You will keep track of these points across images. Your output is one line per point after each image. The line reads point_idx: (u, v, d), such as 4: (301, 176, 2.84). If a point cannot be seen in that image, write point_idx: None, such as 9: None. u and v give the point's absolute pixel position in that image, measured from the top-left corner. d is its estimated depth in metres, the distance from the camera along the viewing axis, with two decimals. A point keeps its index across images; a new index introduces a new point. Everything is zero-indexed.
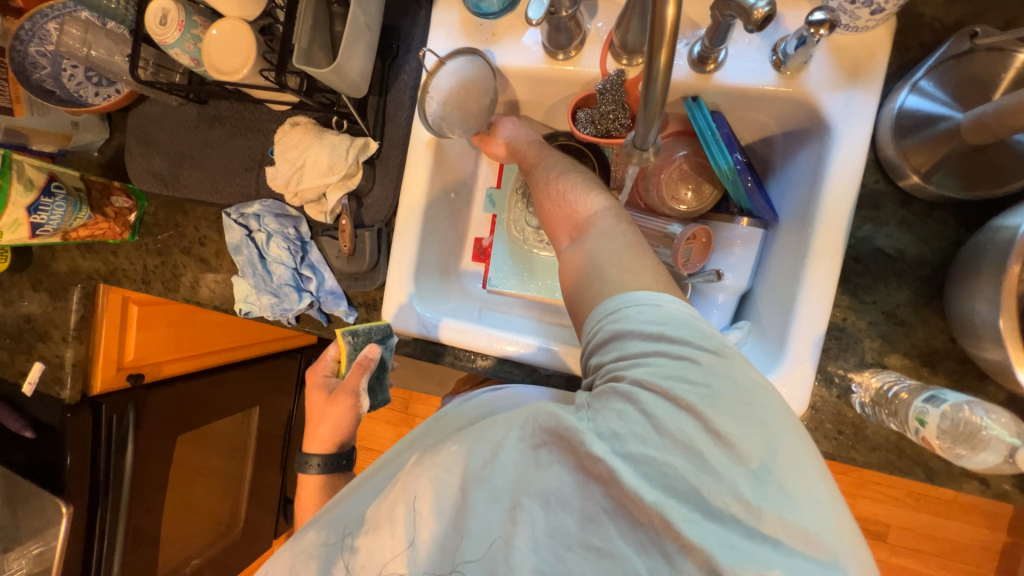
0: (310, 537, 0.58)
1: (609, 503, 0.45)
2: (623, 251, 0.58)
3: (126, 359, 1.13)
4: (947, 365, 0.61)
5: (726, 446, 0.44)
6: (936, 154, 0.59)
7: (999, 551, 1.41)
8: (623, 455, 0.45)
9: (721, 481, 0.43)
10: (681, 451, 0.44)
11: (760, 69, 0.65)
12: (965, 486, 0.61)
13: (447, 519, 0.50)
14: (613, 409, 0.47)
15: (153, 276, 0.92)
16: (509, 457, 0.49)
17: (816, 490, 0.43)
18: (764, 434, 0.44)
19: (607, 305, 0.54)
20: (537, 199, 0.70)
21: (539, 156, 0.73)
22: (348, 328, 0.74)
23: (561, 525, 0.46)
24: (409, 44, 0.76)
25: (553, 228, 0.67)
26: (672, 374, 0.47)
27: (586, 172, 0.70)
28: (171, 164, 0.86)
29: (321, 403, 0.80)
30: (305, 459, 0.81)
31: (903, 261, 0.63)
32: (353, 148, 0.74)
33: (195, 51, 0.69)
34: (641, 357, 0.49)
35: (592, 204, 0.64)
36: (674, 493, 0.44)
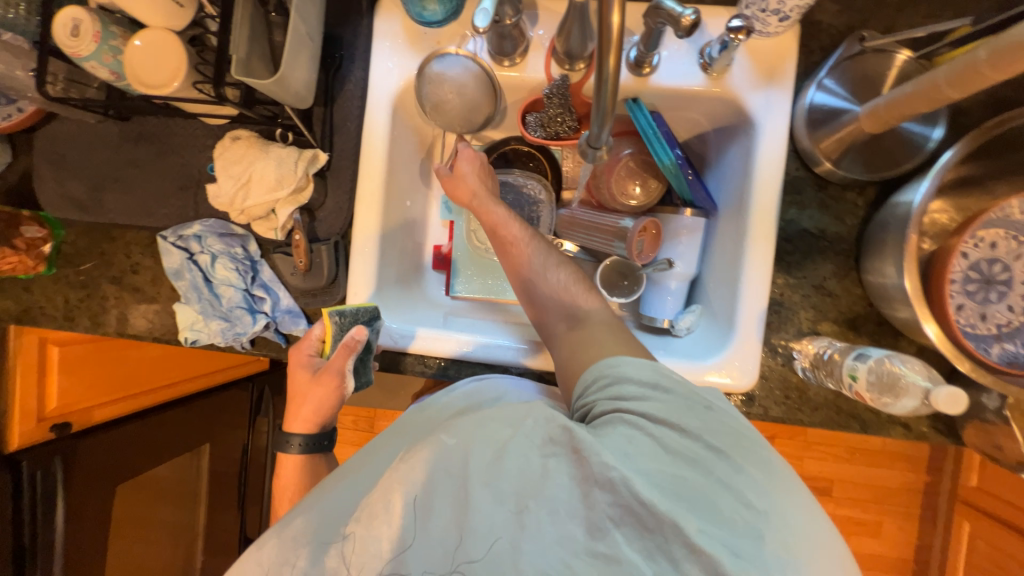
0: (300, 525, 0.51)
1: (616, 510, 0.45)
2: (618, 338, 0.63)
3: (48, 409, 1.01)
4: (868, 327, 0.69)
5: (729, 463, 0.47)
6: (843, 142, 0.67)
7: (922, 489, 1.60)
8: (636, 468, 0.46)
9: (726, 490, 0.46)
10: (688, 465, 0.47)
11: (690, 71, 0.71)
12: (892, 432, 0.69)
13: (449, 516, 0.47)
14: (621, 433, 0.49)
15: (77, 310, 0.83)
16: (515, 461, 0.48)
17: (804, 508, 0.47)
18: (755, 458, 0.49)
19: (605, 360, 0.58)
20: (526, 288, 0.73)
21: (528, 235, 0.74)
22: (335, 307, 0.68)
23: (569, 533, 0.45)
24: (352, 53, 0.75)
25: (544, 319, 0.71)
26: (672, 410, 0.51)
27: (572, 262, 0.75)
28: (92, 187, 0.78)
29: (304, 381, 0.70)
30: (285, 438, 0.73)
31: (824, 239, 0.71)
32: (302, 162, 0.71)
33: (115, 63, 0.64)
34: (643, 395, 0.52)
35: (586, 298, 0.69)
36: (685, 499, 0.45)
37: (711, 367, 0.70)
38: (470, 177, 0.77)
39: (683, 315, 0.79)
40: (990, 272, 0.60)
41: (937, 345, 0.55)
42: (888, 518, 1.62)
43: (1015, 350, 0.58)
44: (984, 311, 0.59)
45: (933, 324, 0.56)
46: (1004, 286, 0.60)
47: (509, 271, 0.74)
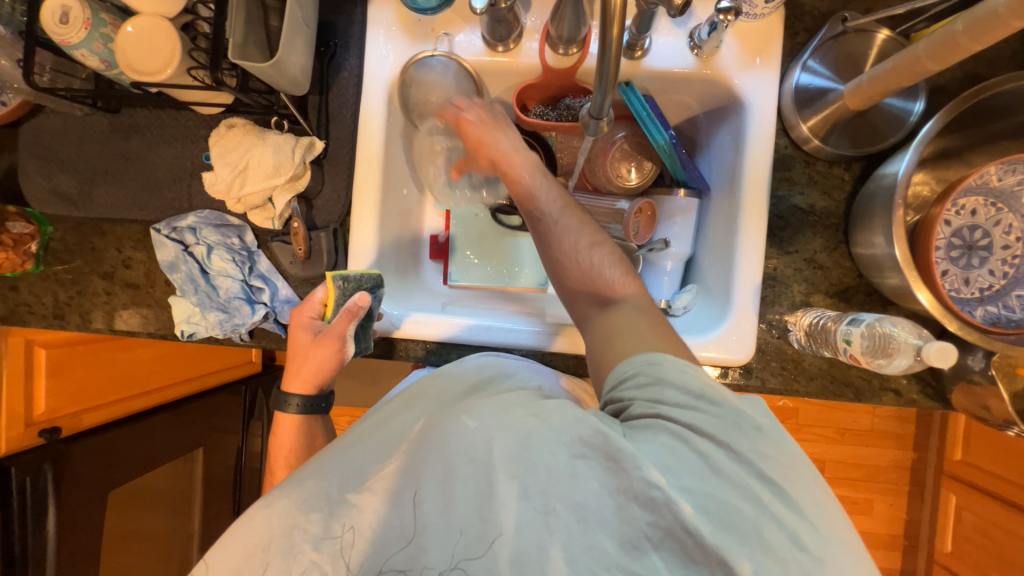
0: (312, 488, 0.51)
1: (655, 533, 0.43)
2: (655, 326, 0.57)
3: (36, 413, 0.97)
4: (859, 297, 0.72)
5: (782, 496, 0.43)
6: (829, 120, 0.70)
7: (909, 466, 1.65)
8: (680, 485, 0.43)
9: (779, 526, 0.42)
10: (737, 491, 0.43)
11: (680, 54, 0.73)
12: (885, 398, 0.71)
13: (468, 506, 0.47)
14: (662, 444, 0.45)
15: (67, 308, 0.81)
16: (545, 457, 0.46)
17: (853, 538, 0.44)
18: (809, 493, 0.44)
19: (646, 357, 0.52)
20: (557, 268, 0.64)
21: (557, 207, 0.66)
22: (338, 272, 0.67)
23: (597, 545, 0.43)
24: (346, 41, 0.76)
25: (573, 299, 0.64)
26: (721, 425, 0.46)
27: (603, 234, 0.65)
28: (81, 181, 0.77)
29: (306, 342, 0.69)
30: (283, 398, 0.72)
31: (814, 214, 0.73)
32: (299, 148, 0.72)
33: (105, 51, 0.63)
34: (687, 405, 0.47)
35: (622, 280, 0.62)
36: (731, 530, 0.42)
37: (713, 343, 0.71)
38: (484, 119, 0.72)
39: (679, 294, 0.81)
40: (972, 238, 0.63)
41: (931, 310, 0.57)
42: (878, 495, 1.67)
43: (997, 311, 0.61)
44: (967, 275, 0.63)
45: (925, 291, 0.57)
46: (984, 251, 0.63)
47: (541, 248, 0.66)
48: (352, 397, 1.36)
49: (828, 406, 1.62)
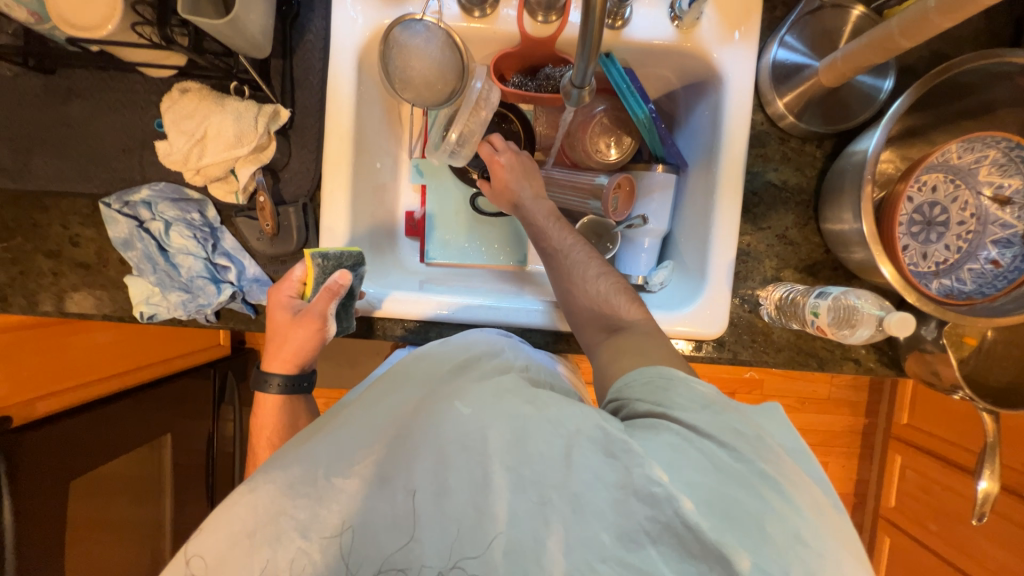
0: (297, 473, 0.50)
1: (653, 527, 0.43)
2: (663, 348, 0.59)
3: None
4: (826, 272, 0.75)
5: (783, 493, 0.43)
6: (803, 97, 0.70)
7: (862, 431, 1.78)
8: (682, 480, 0.44)
9: (783, 523, 0.42)
10: (740, 487, 0.43)
11: (661, 25, 0.71)
12: (845, 367, 0.76)
13: (463, 496, 0.47)
14: (668, 441, 0.46)
15: (10, 290, 0.75)
16: (542, 447, 0.47)
17: (853, 537, 0.44)
18: (812, 493, 0.44)
19: (653, 369, 0.54)
20: (566, 292, 0.68)
21: (566, 243, 0.70)
22: (317, 249, 0.65)
23: (594, 537, 0.44)
24: (311, 1, 0.71)
25: (581, 320, 0.67)
26: (727, 425, 0.47)
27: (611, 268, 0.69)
28: (15, 149, 0.70)
29: (284, 322, 0.67)
30: (264, 378, 0.69)
31: (786, 190, 0.75)
32: (262, 117, 0.67)
33: (35, 4, 0.55)
34: (694, 410, 0.48)
35: (629, 308, 0.65)
36: (732, 522, 0.42)
37: (687, 317, 0.73)
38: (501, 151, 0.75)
39: (656, 271, 0.82)
40: (932, 214, 0.66)
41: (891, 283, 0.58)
42: (833, 458, 1.79)
43: (951, 284, 0.65)
44: (926, 250, 0.66)
45: (888, 265, 0.59)
46: (942, 227, 0.66)
47: (550, 273, 0.70)
48: (329, 378, 1.34)
49: (791, 377, 1.72)
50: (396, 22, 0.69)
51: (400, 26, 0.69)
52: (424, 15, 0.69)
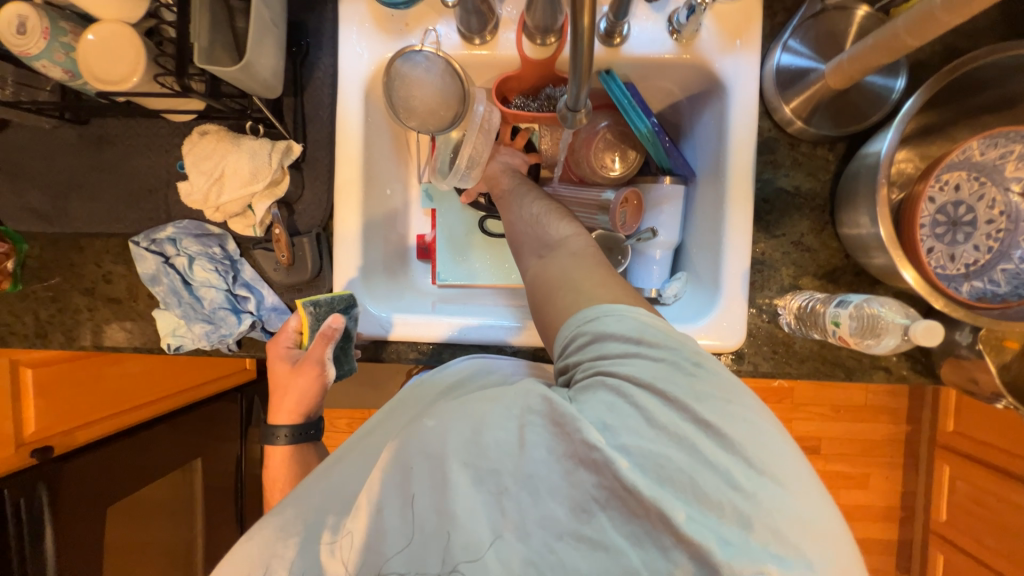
0: (290, 514, 0.51)
1: (601, 493, 0.42)
2: (587, 269, 0.59)
3: (26, 433, 0.96)
4: (847, 278, 0.72)
5: (717, 440, 0.42)
6: (811, 101, 0.69)
7: (905, 439, 1.68)
8: (616, 443, 0.42)
9: (715, 472, 0.41)
10: (674, 442, 0.42)
11: (659, 39, 0.72)
12: (875, 376, 0.72)
13: (428, 501, 0.46)
14: (602, 401, 0.45)
15: (51, 326, 0.80)
16: (494, 435, 0.45)
17: (797, 467, 0.42)
18: (748, 430, 0.43)
19: (583, 312, 0.52)
20: (511, 224, 0.73)
21: (514, 186, 0.77)
22: (309, 299, 0.69)
23: (550, 514, 0.43)
24: (319, 40, 0.74)
25: (520, 247, 0.69)
26: (658, 373, 0.45)
27: (551, 202, 0.74)
28: (55, 196, 0.75)
29: (285, 373, 0.70)
30: (270, 431, 0.72)
31: (800, 195, 0.73)
32: (275, 153, 0.70)
33: (67, 61, 0.61)
34: (625, 357, 0.47)
35: (561, 227, 0.67)
36: (669, 484, 0.41)
37: (701, 331, 0.71)
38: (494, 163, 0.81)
39: (669, 283, 0.81)
40: (956, 214, 0.63)
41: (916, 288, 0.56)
42: (875, 469, 1.70)
43: (983, 286, 0.61)
44: (953, 251, 0.62)
45: (911, 269, 0.57)
46: (969, 227, 0.62)
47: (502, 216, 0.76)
48: (351, 400, 1.36)
49: (823, 384, 1.66)
50: (398, 55, 0.71)
51: (402, 59, 0.70)
52: (423, 46, 0.72)
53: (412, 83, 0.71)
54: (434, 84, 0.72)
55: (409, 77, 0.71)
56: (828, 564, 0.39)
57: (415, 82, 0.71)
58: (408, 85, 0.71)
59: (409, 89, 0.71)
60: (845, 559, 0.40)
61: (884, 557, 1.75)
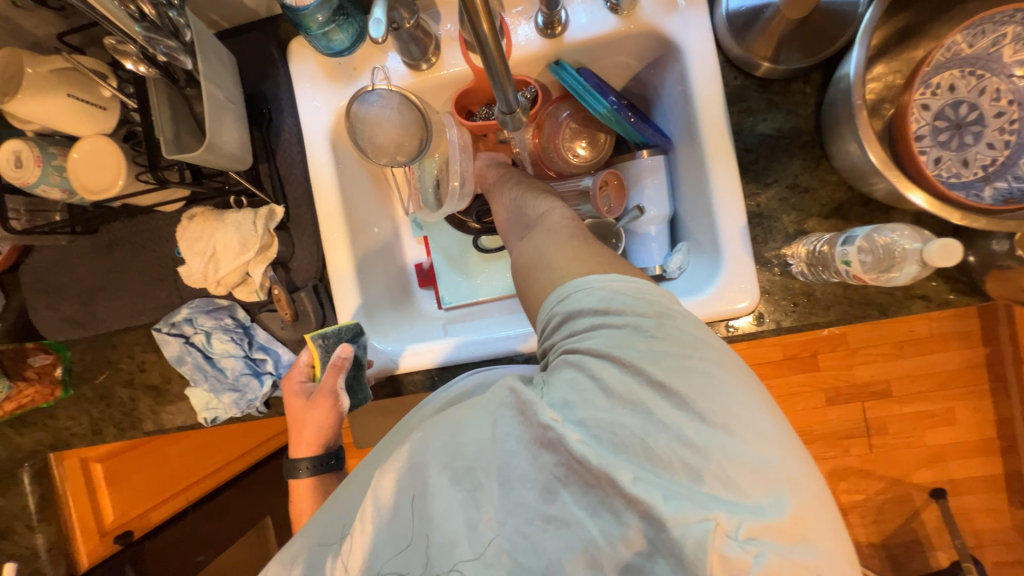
0: (297, 547, 0.54)
1: (561, 470, 0.43)
2: (560, 242, 0.59)
3: (107, 522, 1.06)
4: (857, 210, 0.67)
5: (670, 399, 0.42)
6: (774, 39, 0.65)
7: (985, 363, 1.54)
8: (572, 419, 0.43)
9: (665, 430, 0.41)
10: (628, 407, 0.43)
11: (601, 17, 0.70)
12: (914, 306, 0.66)
13: (412, 507, 0.48)
14: (565, 379, 0.46)
15: (103, 421, 0.87)
16: (469, 434, 0.47)
17: (755, 419, 0.41)
18: (706, 386, 0.42)
19: (556, 291, 0.52)
20: (496, 208, 0.77)
21: (497, 175, 0.80)
22: (318, 330, 0.69)
23: (521, 501, 0.43)
24: (279, 104, 0.77)
25: (507, 230, 0.72)
26: (618, 341, 0.45)
27: (529, 182, 0.76)
28: (83, 303, 0.82)
29: (301, 406, 0.72)
30: (293, 465, 0.74)
31: (784, 136, 0.69)
32: (259, 220, 0.73)
33: (63, 181, 0.67)
34: (590, 331, 0.47)
35: (539, 205, 0.69)
36: (621, 450, 0.41)
37: (713, 299, 0.68)
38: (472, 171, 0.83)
39: (670, 257, 0.79)
40: (959, 115, 0.57)
41: (932, 210, 0.51)
42: (958, 402, 1.56)
43: (1007, 186, 0.55)
44: (964, 156, 0.57)
45: (917, 191, 0.53)
46: (977, 126, 0.57)
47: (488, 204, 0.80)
48: None
49: (877, 322, 1.55)
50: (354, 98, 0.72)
51: (359, 102, 0.71)
52: (375, 87, 0.73)
53: (372, 120, 0.72)
54: (394, 112, 0.72)
55: (367, 112, 0.71)
56: (780, 509, 0.38)
57: (371, 117, 0.72)
58: (366, 123, 0.72)
59: (370, 126, 0.72)
60: (800, 501, 0.39)
61: (991, 495, 1.59)
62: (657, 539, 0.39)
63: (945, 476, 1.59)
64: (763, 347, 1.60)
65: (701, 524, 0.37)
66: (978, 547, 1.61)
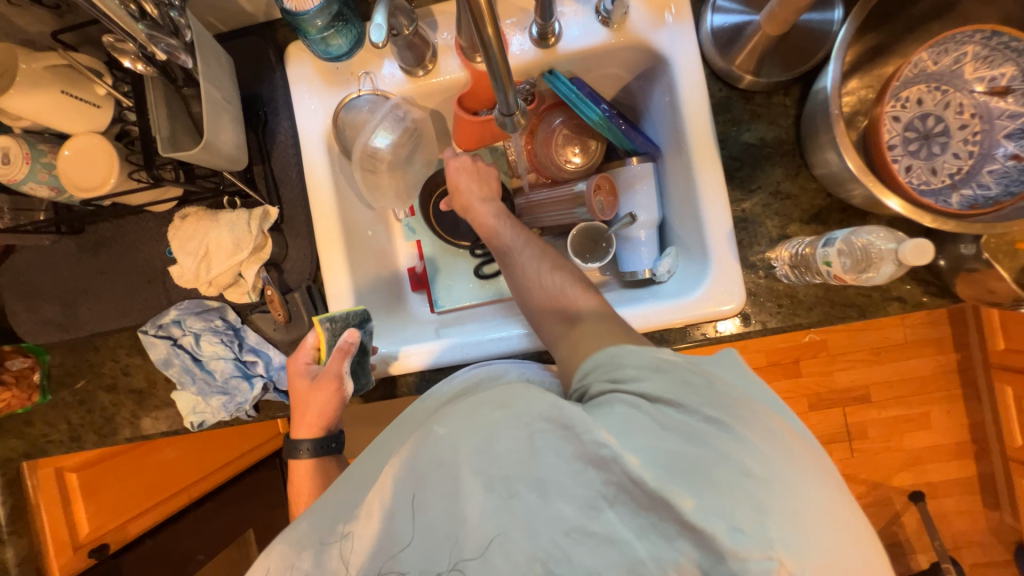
0: (305, 529, 0.55)
1: (609, 490, 0.43)
2: (610, 332, 0.59)
3: (82, 535, 1.01)
4: (835, 216, 0.70)
5: (728, 434, 0.44)
6: (755, 54, 0.68)
7: (958, 368, 1.60)
8: (628, 443, 0.44)
9: (725, 461, 0.42)
10: (685, 438, 0.44)
11: (593, 29, 0.73)
12: (890, 308, 0.70)
13: (437, 507, 0.48)
14: (619, 412, 0.47)
15: (83, 427, 0.84)
16: (507, 442, 0.47)
17: (808, 464, 0.44)
18: (759, 427, 0.45)
19: (604, 356, 0.55)
20: (525, 292, 0.70)
21: (518, 240, 0.74)
22: (324, 314, 0.69)
23: (557, 512, 0.44)
24: (275, 107, 0.78)
25: (540, 316, 0.67)
26: (671, 386, 0.48)
27: (559, 259, 0.71)
28: (65, 305, 0.80)
29: (304, 389, 0.71)
30: (294, 445, 0.73)
31: (767, 146, 0.72)
32: (254, 220, 0.73)
33: (52, 178, 0.66)
34: (641, 377, 0.50)
35: (582, 296, 0.66)
36: (682, 476, 0.41)
37: (701, 300, 0.71)
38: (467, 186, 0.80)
39: (660, 261, 0.81)
40: (926, 127, 0.61)
41: (907, 215, 0.55)
42: (933, 407, 1.62)
43: (974, 193, 0.59)
44: (932, 164, 0.61)
45: (894, 196, 0.56)
46: (943, 137, 0.61)
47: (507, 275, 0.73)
48: None
49: (855, 329, 1.60)
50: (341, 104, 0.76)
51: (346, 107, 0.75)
52: (361, 90, 0.76)
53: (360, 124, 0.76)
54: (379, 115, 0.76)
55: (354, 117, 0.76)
56: (840, 549, 0.39)
57: (355, 121, 0.76)
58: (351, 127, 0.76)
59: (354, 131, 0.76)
60: (858, 548, 0.40)
61: (966, 496, 1.64)
62: (714, 569, 0.39)
63: (923, 479, 1.63)
64: (746, 354, 1.63)
65: (765, 563, 0.38)
66: (956, 548, 1.65)
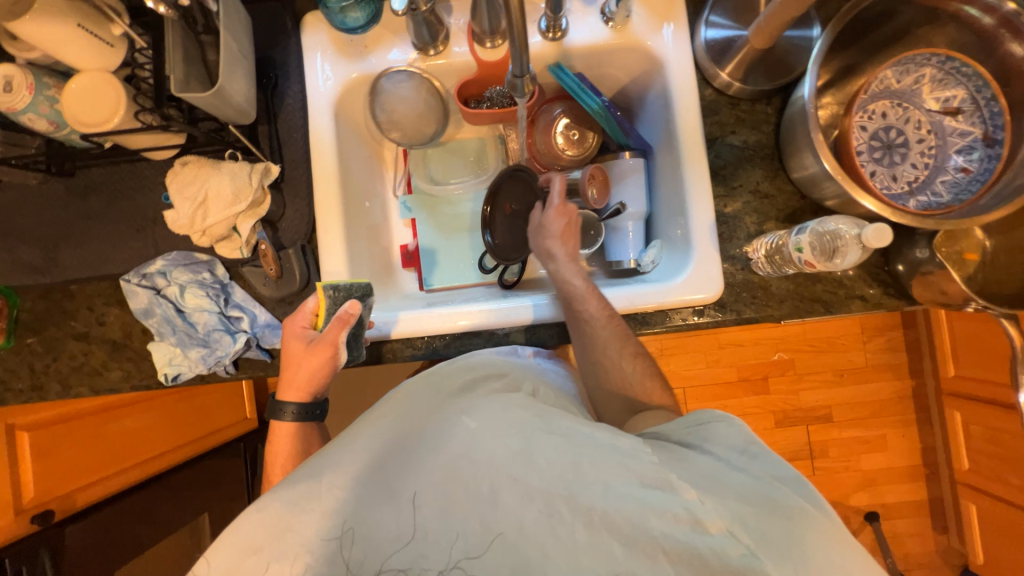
0: (305, 488, 0.53)
1: (672, 548, 0.47)
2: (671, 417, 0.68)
3: (25, 500, 0.93)
4: (807, 217, 0.76)
5: (817, 523, 0.46)
6: (742, 65, 0.75)
7: (912, 394, 1.69)
8: (710, 507, 0.48)
9: (817, 548, 0.45)
10: (779, 517, 0.47)
11: (597, 29, 0.78)
12: (853, 305, 0.75)
13: (470, 507, 0.52)
14: (698, 469, 0.51)
15: (46, 377, 0.80)
16: (550, 463, 0.52)
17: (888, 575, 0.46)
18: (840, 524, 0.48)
19: (690, 417, 0.58)
20: (595, 372, 0.74)
21: (603, 318, 0.72)
22: (328, 282, 0.68)
23: (604, 549, 0.49)
24: (286, 70, 0.79)
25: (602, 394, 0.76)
26: (760, 463, 0.51)
27: (630, 342, 0.73)
28: (45, 248, 0.78)
29: (299, 351, 0.70)
30: (277, 406, 0.72)
31: (748, 149, 0.78)
32: (255, 173, 0.73)
33: (52, 112, 0.66)
34: (722, 442, 0.54)
35: (646, 387, 0.73)
36: (769, 546, 0.45)
37: (682, 286, 0.75)
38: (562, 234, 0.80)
39: (645, 252, 0.85)
40: (889, 138, 0.68)
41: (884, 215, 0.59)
42: (890, 429, 1.70)
43: (928, 199, 0.65)
44: (893, 172, 0.67)
45: (868, 197, 0.60)
46: (903, 148, 0.67)
47: (577, 343, 0.74)
48: None
49: (822, 351, 1.68)
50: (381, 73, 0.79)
51: (385, 77, 0.79)
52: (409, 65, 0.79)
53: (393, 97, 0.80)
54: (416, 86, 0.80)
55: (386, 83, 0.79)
56: None
57: (389, 91, 0.80)
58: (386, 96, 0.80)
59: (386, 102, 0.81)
60: None
61: (918, 519, 1.70)
62: None
63: (879, 499, 1.70)
64: (720, 368, 1.68)
65: None
66: (908, 570, 1.71)
